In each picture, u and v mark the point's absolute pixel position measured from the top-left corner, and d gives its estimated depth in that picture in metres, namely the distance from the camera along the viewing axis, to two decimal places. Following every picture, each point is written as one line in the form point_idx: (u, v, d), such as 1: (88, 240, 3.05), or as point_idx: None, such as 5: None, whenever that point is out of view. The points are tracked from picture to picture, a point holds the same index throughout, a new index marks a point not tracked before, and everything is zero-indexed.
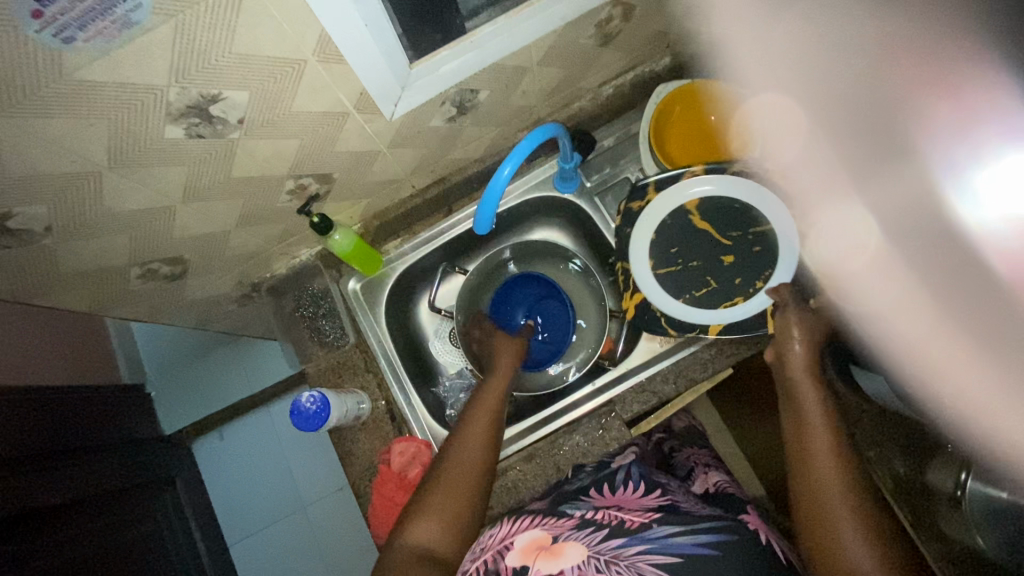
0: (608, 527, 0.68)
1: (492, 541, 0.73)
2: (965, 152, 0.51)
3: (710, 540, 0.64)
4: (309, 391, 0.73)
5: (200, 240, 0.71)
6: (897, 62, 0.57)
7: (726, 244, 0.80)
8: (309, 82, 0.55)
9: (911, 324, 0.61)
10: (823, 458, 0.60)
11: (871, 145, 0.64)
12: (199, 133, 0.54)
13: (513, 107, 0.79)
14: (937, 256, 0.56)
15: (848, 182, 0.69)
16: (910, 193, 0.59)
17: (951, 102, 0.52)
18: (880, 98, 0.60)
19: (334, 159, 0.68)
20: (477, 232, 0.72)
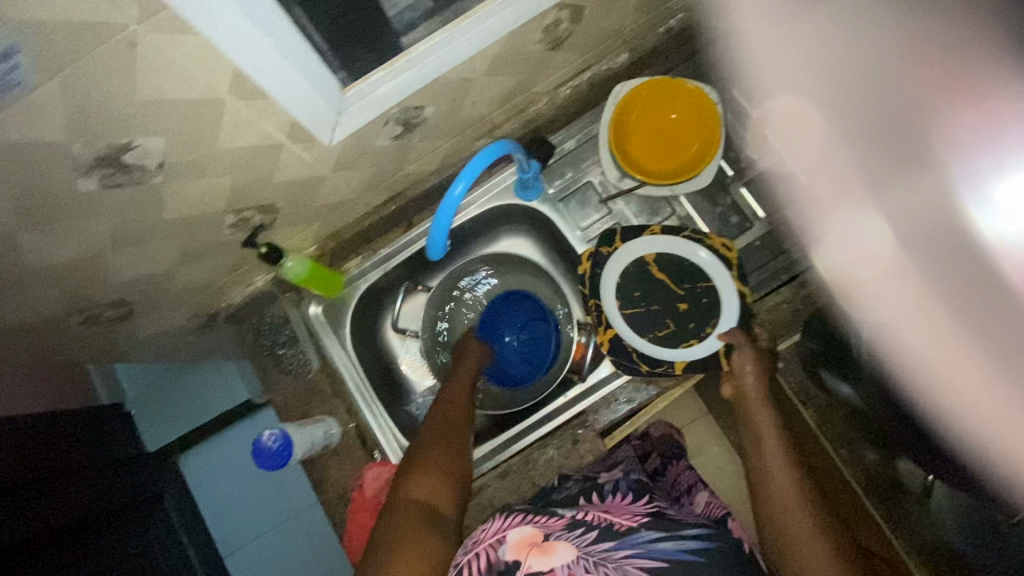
0: (597, 528, 0.63)
1: (482, 537, 0.65)
2: (983, 161, 0.42)
3: (697, 546, 0.60)
4: (270, 429, 0.71)
5: (142, 281, 0.67)
6: (925, 56, 0.46)
7: (678, 293, 0.84)
8: (230, 120, 0.51)
9: (923, 345, 0.50)
10: (780, 474, 0.64)
11: (889, 146, 0.51)
12: (116, 183, 0.50)
13: (464, 119, 0.75)
14: (955, 274, 0.46)
15: (861, 185, 0.57)
16: (924, 203, 0.47)
17: (971, 107, 0.42)
18: (900, 95, 0.48)
19: (275, 190, 0.65)
20: (432, 256, 0.70)
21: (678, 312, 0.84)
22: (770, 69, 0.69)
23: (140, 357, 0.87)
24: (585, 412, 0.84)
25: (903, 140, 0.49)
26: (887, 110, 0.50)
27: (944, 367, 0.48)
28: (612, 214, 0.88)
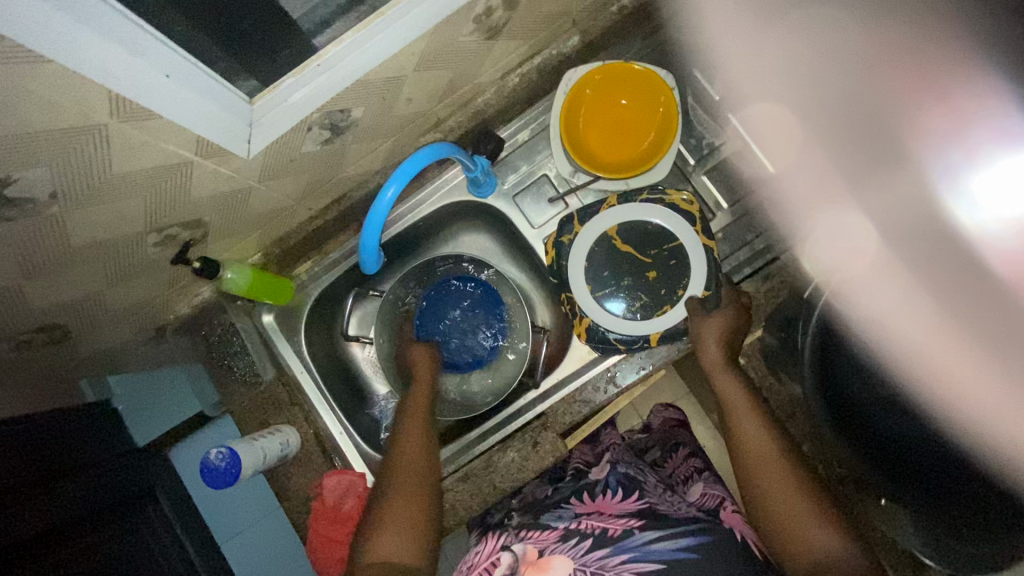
0: (592, 536, 0.59)
1: (479, 560, 0.64)
2: (959, 154, 0.52)
3: (693, 542, 0.56)
4: (217, 448, 0.70)
5: (71, 303, 0.65)
6: (887, 72, 0.59)
7: (648, 262, 0.79)
8: (121, 144, 0.47)
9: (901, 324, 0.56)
10: (770, 466, 0.62)
11: (872, 150, 0.63)
12: (7, 217, 0.47)
13: (401, 116, 0.71)
14: (932, 256, 0.54)
15: (846, 192, 0.70)
16: (906, 197, 0.57)
17: (944, 109, 0.54)
18: (879, 106, 0.60)
19: (196, 206, 0.62)
20: (366, 270, 0.68)
21: (650, 281, 0.79)
22: (746, 83, 0.81)
23: (93, 370, 0.86)
24: (542, 416, 0.82)
25: (885, 138, 0.61)
26: (870, 117, 0.62)
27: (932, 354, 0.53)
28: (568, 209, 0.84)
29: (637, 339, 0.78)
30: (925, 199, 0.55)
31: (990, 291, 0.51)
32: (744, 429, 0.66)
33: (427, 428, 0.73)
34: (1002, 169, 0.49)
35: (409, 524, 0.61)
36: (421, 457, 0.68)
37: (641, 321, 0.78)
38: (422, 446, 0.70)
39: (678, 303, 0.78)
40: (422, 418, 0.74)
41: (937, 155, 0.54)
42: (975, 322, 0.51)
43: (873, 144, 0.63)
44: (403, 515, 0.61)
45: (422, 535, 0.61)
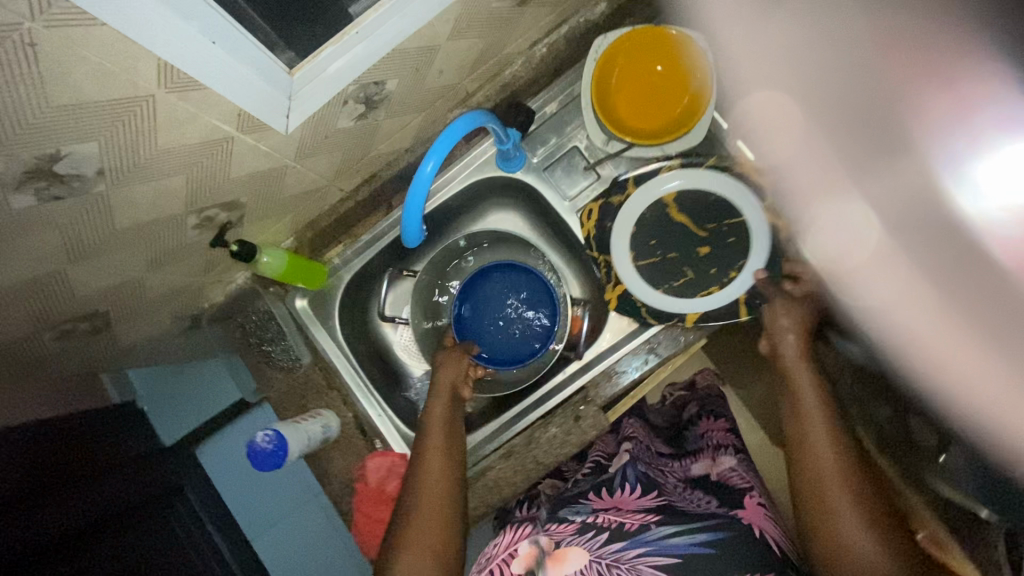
0: (608, 530, 0.67)
1: (496, 551, 0.70)
2: (963, 141, 0.48)
3: (708, 537, 0.64)
4: (264, 430, 0.69)
5: (112, 290, 0.65)
6: (886, 55, 0.53)
7: (703, 235, 0.79)
8: (166, 116, 0.47)
9: (916, 317, 0.59)
10: (825, 452, 0.61)
11: (868, 139, 0.59)
12: (55, 195, 0.47)
13: (432, 89, 0.70)
14: (939, 252, 0.54)
15: (846, 180, 0.65)
16: (909, 187, 0.55)
17: (947, 94, 0.48)
18: (874, 94, 0.55)
19: (234, 185, 0.61)
20: (409, 245, 0.67)
21: (699, 257, 0.80)
22: (744, 69, 0.73)
23: (130, 362, 0.87)
24: (586, 389, 0.82)
25: (886, 129, 0.56)
26: (866, 100, 0.57)
27: (947, 341, 0.56)
28: (601, 179, 0.83)
29: (675, 316, 0.78)
30: (931, 186, 0.52)
31: (997, 288, 0.48)
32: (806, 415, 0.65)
33: (451, 448, 0.71)
34: (1009, 159, 0.45)
35: (427, 551, 0.62)
36: (445, 482, 0.67)
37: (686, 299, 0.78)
38: (446, 467, 0.69)
39: (727, 285, 0.78)
40: (447, 432, 0.73)
41: (942, 141, 0.50)
42: (990, 322, 0.50)
43: (874, 134, 0.58)
44: (418, 540, 0.62)
45: (446, 559, 0.62)
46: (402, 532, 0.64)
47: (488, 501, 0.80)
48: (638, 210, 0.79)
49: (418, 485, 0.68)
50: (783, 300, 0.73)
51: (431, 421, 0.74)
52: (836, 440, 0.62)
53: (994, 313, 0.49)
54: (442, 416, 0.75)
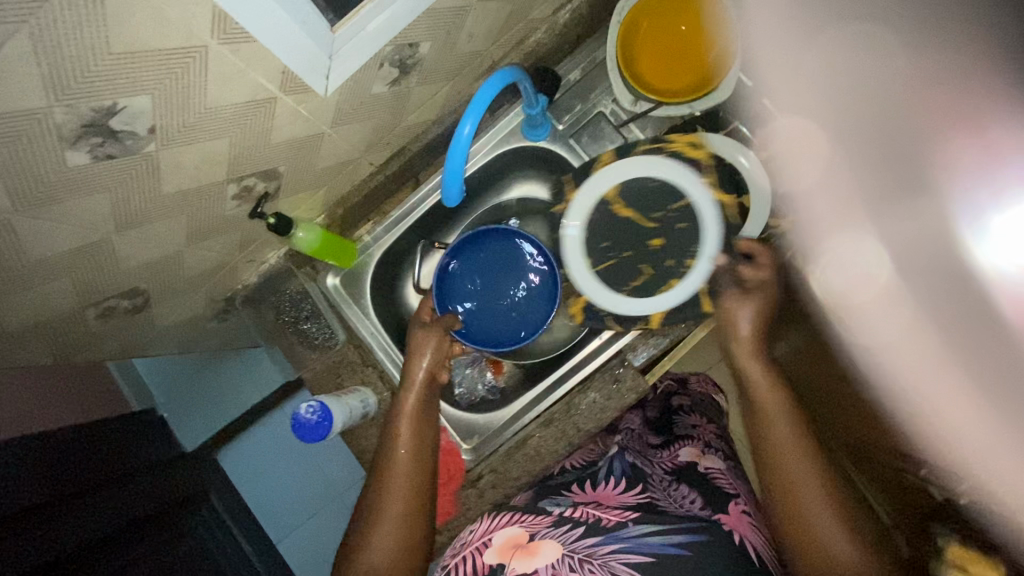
0: (583, 525, 0.67)
1: (472, 537, 0.72)
2: (986, 195, 0.58)
3: (684, 540, 0.63)
4: (308, 402, 0.69)
5: (154, 265, 0.65)
6: (924, 105, 0.63)
7: (653, 227, 0.80)
8: (217, 71, 0.47)
9: (910, 363, 0.69)
10: (793, 453, 0.66)
11: (882, 179, 0.67)
12: (108, 154, 0.47)
13: (461, 55, 0.71)
14: (947, 305, 0.64)
15: (861, 212, 0.70)
16: (924, 232, 0.64)
17: (975, 143, 0.58)
18: (892, 132, 0.66)
19: (274, 152, 0.62)
20: (449, 204, 0.66)
21: (655, 249, 0.80)
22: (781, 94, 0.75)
23: (165, 348, 0.87)
24: (623, 352, 0.82)
25: (911, 170, 0.64)
26: (886, 139, 0.66)
27: (925, 368, 0.68)
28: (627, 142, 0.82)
29: (640, 318, 0.78)
30: (948, 232, 0.62)
31: (998, 333, 0.60)
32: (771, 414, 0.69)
33: (421, 447, 0.72)
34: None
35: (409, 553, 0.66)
36: (418, 483, 0.69)
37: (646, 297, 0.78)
38: (413, 466, 0.70)
39: (686, 273, 0.78)
40: (416, 426, 0.73)
41: (962, 190, 0.60)
42: (976, 357, 0.62)
43: (898, 174, 0.65)
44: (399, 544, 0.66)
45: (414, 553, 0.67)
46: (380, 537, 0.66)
47: (529, 471, 0.80)
48: (584, 212, 0.80)
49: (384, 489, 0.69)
50: (735, 294, 0.74)
51: (397, 415, 0.74)
52: (812, 455, 0.66)
53: (984, 351, 0.62)
54: (409, 407, 0.74)
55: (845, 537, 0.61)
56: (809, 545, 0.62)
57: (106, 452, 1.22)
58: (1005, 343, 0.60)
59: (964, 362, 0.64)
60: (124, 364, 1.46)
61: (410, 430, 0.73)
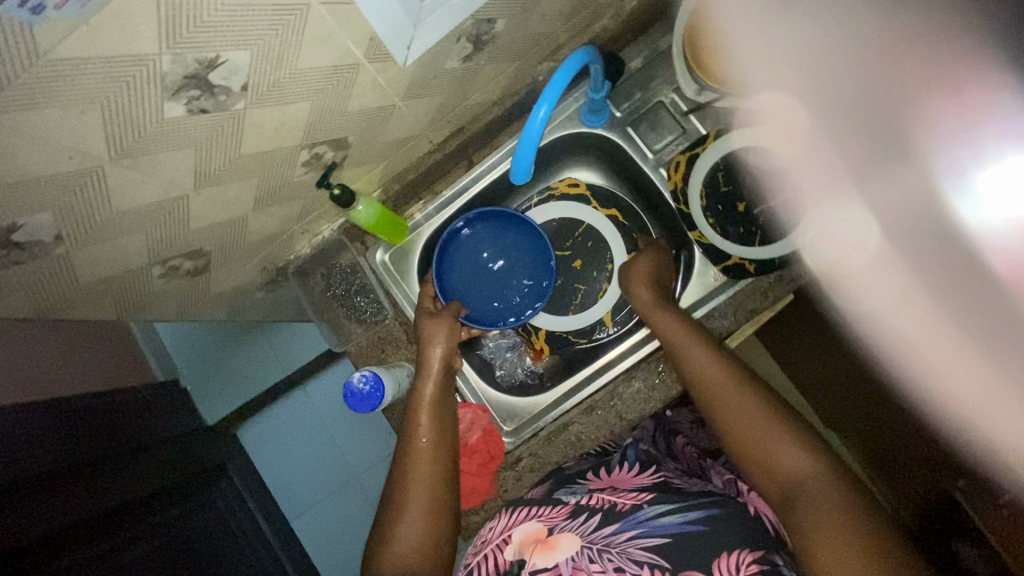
0: (600, 512, 0.64)
1: (491, 535, 0.68)
2: (965, 152, 0.53)
3: (700, 516, 0.59)
4: (360, 372, 0.71)
5: (220, 228, 0.65)
6: (902, 64, 0.56)
7: (569, 254, 0.96)
8: (314, 31, 0.47)
9: (906, 324, 0.65)
10: (725, 387, 0.66)
11: (871, 144, 0.63)
12: (201, 108, 0.47)
13: (532, 35, 0.71)
14: (939, 263, 0.59)
15: (848, 183, 0.67)
16: (914, 196, 0.59)
17: (954, 103, 0.52)
18: (875, 97, 0.60)
19: (348, 121, 0.62)
20: (516, 182, 0.67)
21: (577, 268, 0.96)
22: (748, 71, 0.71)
23: (214, 315, 0.88)
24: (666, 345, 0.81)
25: (892, 133, 0.60)
26: (868, 100, 0.61)
27: (933, 335, 0.62)
28: (687, 133, 0.83)
29: (595, 322, 0.94)
30: (936, 193, 0.57)
31: (994, 295, 0.54)
32: (692, 360, 0.69)
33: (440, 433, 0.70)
34: (1010, 169, 0.49)
35: (430, 521, 0.62)
36: (440, 459, 0.67)
37: (585, 307, 0.94)
38: (434, 454, 0.67)
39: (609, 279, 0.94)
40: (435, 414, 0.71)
41: (945, 150, 0.55)
42: (969, 318, 0.57)
43: (882, 138, 0.61)
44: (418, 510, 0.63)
45: (435, 536, 0.62)
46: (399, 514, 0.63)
47: (569, 457, 0.79)
48: None
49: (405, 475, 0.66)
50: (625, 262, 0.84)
51: (418, 403, 0.72)
52: (729, 371, 0.67)
53: (982, 310, 0.55)
54: (429, 395, 0.73)
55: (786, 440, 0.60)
56: (757, 463, 0.60)
57: (126, 423, 1.23)
58: (998, 298, 0.54)
59: (956, 324, 0.59)
60: (149, 329, 1.48)
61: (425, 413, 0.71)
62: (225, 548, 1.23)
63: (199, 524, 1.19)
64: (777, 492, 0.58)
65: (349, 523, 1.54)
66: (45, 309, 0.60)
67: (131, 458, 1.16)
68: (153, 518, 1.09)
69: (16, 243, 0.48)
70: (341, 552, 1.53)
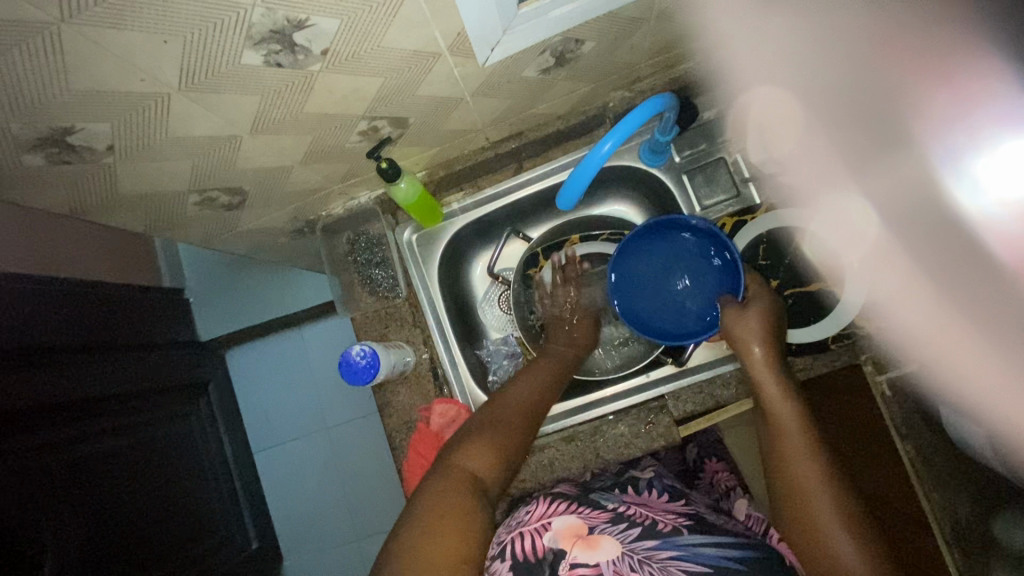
0: (640, 526, 0.63)
1: (528, 519, 0.69)
2: (964, 141, 0.53)
3: (741, 555, 0.59)
4: (360, 345, 0.72)
5: (264, 173, 0.66)
6: (892, 55, 0.57)
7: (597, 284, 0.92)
8: (406, 15, 0.47)
9: (914, 310, 0.69)
10: (801, 461, 0.61)
11: (868, 136, 0.65)
12: (278, 62, 0.47)
13: (615, 63, 0.70)
14: (950, 253, 0.60)
15: (845, 173, 0.72)
16: (910, 183, 0.61)
17: (948, 91, 0.53)
18: (876, 89, 0.60)
19: (414, 103, 0.62)
20: (560, 206, 0.67)
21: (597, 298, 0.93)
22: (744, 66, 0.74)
23: (236, 249, 0.89)
24: (665, 397, 0.79)
25: (886, 122, 0.61)
26: (862, 92, 0.62)
27: (936, 320, 0.66)
28: (741, 198, 0.81)
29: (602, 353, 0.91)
30: (933, 179, 0.57)
31: (1003, 283, 0.55)
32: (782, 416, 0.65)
33: (535, 399, 0.71)
34: (1009, 154, 0.50)
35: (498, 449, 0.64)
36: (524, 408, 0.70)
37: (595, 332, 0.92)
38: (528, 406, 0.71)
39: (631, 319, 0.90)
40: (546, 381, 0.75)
41: (939, 140, 0.55)
42: (972, 303, 0.59)
43: (876, 128, 0.62)
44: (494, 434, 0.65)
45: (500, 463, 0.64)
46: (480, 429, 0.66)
47: (538, 478, 0.80)
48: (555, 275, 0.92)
49: (487, 425, 0.66)
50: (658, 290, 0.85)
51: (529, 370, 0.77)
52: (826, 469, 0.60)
53: (981, 295, 0.58)
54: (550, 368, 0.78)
55: (859, 550, 0.54)
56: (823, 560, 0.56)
57: (125, 319, 1.26)
58: (999, 282, 0.55)
59: (962, 315, 0.61)
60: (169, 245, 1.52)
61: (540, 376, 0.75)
62: (187, 464, 1.24)
63: (166, 434, 1.21)
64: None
65: (308, 470, 1.56)
66: (78, 209, 0.61)
67: (123, 353, 1.19)
68: (121, 417, 1.11)
69: (69, 144, 0.49)
70: (295, 496, 1.55)
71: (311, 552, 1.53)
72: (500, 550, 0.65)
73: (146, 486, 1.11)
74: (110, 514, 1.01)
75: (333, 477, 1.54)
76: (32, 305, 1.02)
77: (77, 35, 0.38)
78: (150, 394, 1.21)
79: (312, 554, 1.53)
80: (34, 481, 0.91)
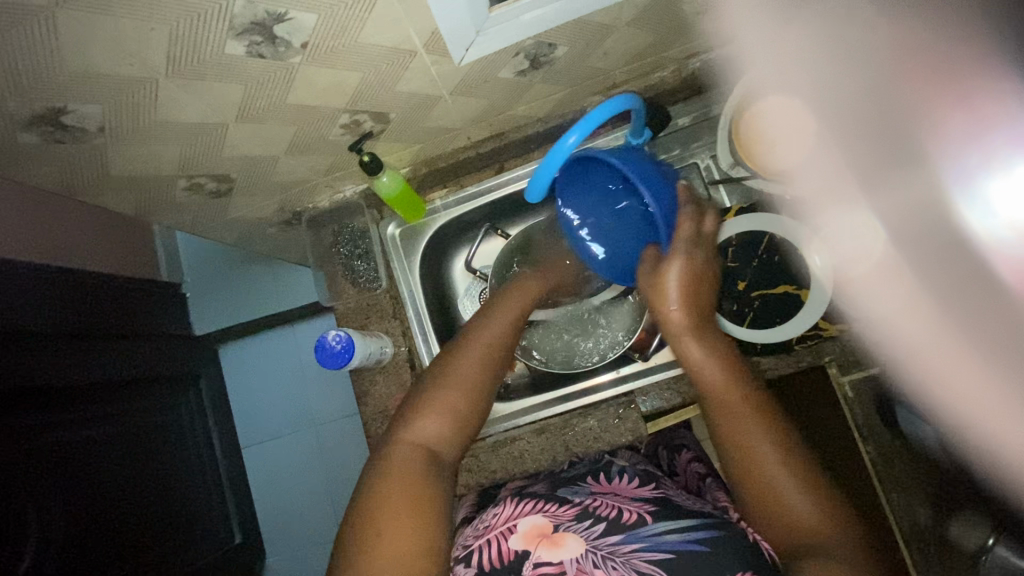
0: (606, 519, 0.64)
1: (494, 521, 0.70)
2: (977, 160, 0.53)
3: (704, 537, 0.60)
4: (337, 330, 0.74)
5: (251, 161, 0.69)
6: (909, 71, 0.58)
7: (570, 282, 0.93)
8: (381, 13, 0.50)
9: (912, 329, 0.67)
10: (738, 422, 0.62)
11: (879, 151, 0.64)
12: (260, 53, 0.51)
13: (589, 68, 0.74)
14: (945, 266, 0.60)
15: (853, 190, 0.69)
16: (918, 198, 0.61)
17: (962, 111, 0.54)
18: (890, 104, 0.60)
19: (394, 99, 0.65)
20: (530, 199, 0.70)
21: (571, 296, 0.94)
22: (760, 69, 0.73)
23: (225, 238, 0.92)
24: (633, 393, 0.82)
25: (901, 139, 0.60)
26: (879, 105, 0.62)
27: (937, 342, 0.64)
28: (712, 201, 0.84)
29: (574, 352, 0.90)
30: (940, 199, 0.58)
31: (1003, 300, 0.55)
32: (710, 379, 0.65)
33: (490, 349, 0.73)
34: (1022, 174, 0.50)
35: (450, 413, 0.67)
36: (486, 358, 0.72)
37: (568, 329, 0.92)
38: (475, 367, 0.71)
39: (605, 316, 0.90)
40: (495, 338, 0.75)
41: (955, 156, 0.55)
42: (975, 322, 0.59)
43: (891, 141, 0.62)
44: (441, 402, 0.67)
45: (452, 430, 0.67)
46: (436, 397, 0.68)
47: (509, 468, 0.82)
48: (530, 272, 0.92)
49: (429, 398, 0.68)
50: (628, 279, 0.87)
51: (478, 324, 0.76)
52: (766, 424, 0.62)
53: (987, 319, 0.57)
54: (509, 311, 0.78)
55: (807, 499, 0.58)
56: (782, 519, 0.58)
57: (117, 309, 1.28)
58: (1003, 303, 0.55)
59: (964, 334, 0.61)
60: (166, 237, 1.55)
61: (495, 330, 0.75)
62: (171, 452, 1.26)
63: (153, 424, 1.23)
64: (779, 536, 0.58)
65: (295, 464, 1.57)
66: (71, 189, 0.64)
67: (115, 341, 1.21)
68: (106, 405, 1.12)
69: (63, 124, 0.53)
70: (281, 490, 1.57)
71: (293, 546, 1.55)
72: (466, 555, 0.66)
73: (130, 471, 1.13)
74: (92, 496, 1.03)
75: (319, 472, 1.56)
76: (25, 290, 1.05)
77: (70, 21, 0.42)
78: (138, 384, 1.23)
79: (297, 548, 1.54)
80: (18, 462, 0.92)
